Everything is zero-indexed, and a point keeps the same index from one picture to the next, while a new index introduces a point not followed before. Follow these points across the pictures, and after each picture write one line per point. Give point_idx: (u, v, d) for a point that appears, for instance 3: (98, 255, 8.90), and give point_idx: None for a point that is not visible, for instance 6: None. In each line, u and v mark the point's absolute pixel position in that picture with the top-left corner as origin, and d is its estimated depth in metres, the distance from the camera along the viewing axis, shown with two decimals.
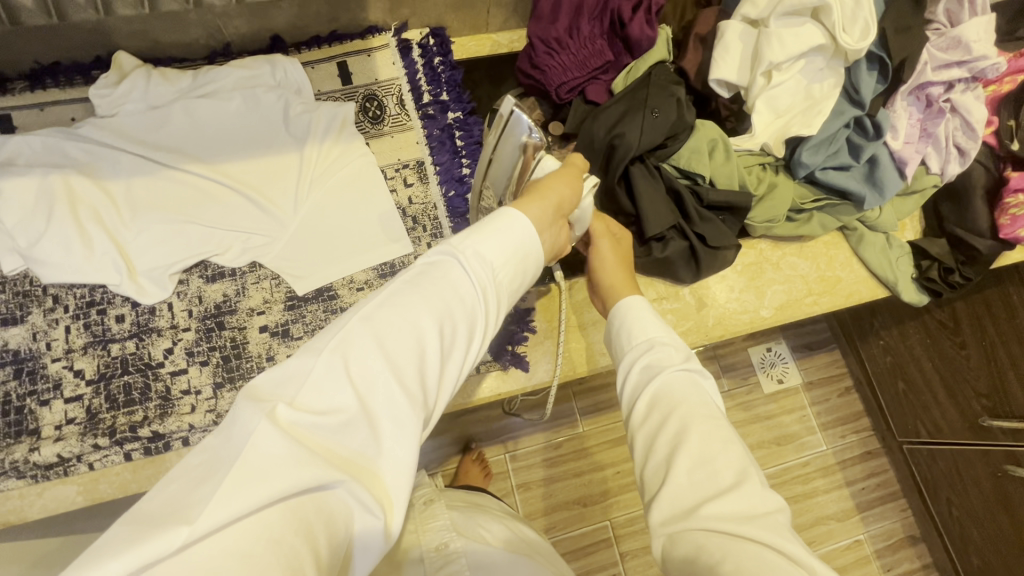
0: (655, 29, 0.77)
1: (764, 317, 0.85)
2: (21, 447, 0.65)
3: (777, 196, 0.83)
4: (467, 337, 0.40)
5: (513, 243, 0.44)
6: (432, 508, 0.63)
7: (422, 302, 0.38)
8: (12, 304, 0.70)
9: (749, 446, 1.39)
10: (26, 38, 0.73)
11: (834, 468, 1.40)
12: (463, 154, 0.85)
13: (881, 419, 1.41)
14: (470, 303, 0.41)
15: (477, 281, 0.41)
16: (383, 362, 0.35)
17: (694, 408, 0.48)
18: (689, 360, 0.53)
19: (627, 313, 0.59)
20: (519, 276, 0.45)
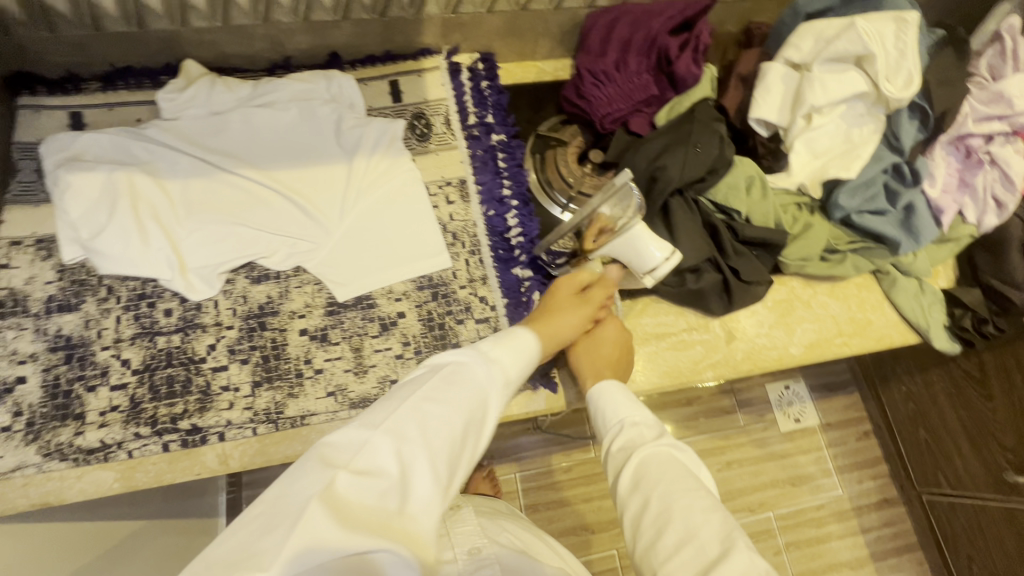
0: (701, 67, 0.79)
1: (793, 355, 0.85)
2: (66, 430, 0.67)
3: (813, 235, 0.84)
4: (485, 430, 0.49)
5: (518, 356, 0.56)
6: (460, 516, 0.63)
7: (457, 397, 0.48)
8: (68, 291, 0.73)
9: (762, 484, 1.37)
10: (104, 41, 0.78)
11: (849, 514, 1.37)
12: (505, 175, 0.87)
13: (900, 466, 1.39)
14: (492, 401, 0.51)
15: (497, 381, 0.52)
16: (428, 444, 0.44)
17: (680, 482, 0.53)
18: (660, 433, 0.59)
19: (604, 393, 0.65)
20: (519, 379, 0.56)
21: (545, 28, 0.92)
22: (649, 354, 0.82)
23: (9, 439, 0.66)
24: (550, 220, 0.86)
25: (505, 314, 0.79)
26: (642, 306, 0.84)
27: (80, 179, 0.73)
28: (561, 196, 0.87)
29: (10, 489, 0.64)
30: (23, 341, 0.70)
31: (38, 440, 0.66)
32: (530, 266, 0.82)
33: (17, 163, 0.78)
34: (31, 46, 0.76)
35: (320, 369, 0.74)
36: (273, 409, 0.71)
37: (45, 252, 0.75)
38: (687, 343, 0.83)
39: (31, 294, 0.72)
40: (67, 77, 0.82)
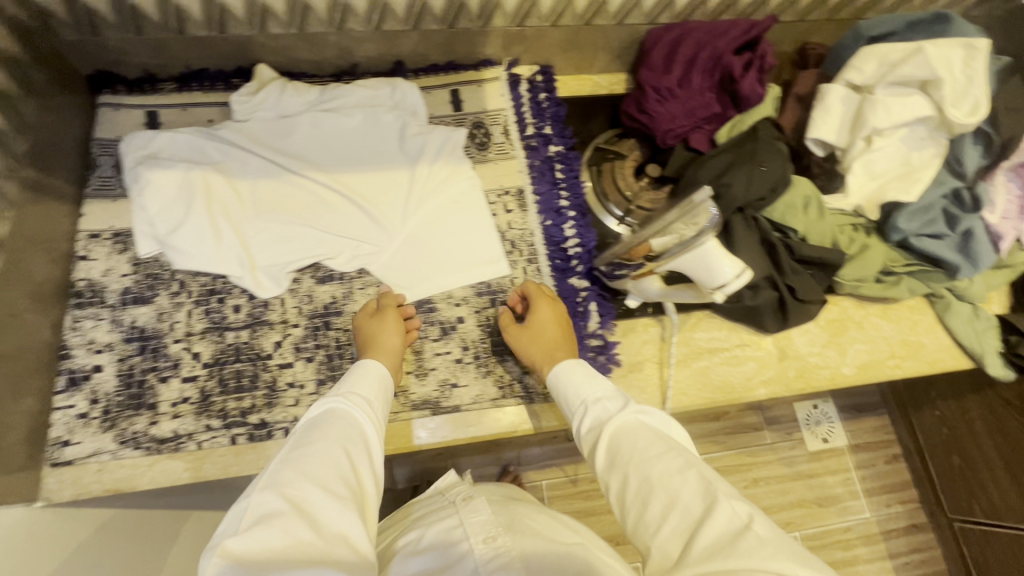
0: (765, 87, 0.80)
1: (845, 375, 0.85)
2: (141, 419, 0.69)
3: (870, 256, 0.84)
4: (365, 447, 0.55)
5: (373, 379, 0.64)
6: (474, 504, 0.64)
7: (324, 432, 0.53)
8: (142, 284, 0.76)
9: (789, 503, 1.36)
10: (185, 45, 0.81)
11: (876, 537, 1.36)
12: (562, 186, 0.88)
13: (930, 491, 1.37)
14: (361, 422, 0.58)
15: (360, 407, 0.59)
16: (315, 473, 0.48)
17: (655, 447, 0.54)
18: (626, 403, 0.60)
19: (567, 376, 0.67)
20: (383, 401, 0.64)
21: (605, 44, 0.93)
22: (702, 368, 0.82)
23: (87, 425, 0.68)
24: (607, 231, 0.88)
25: None
26: (695, 320, 0.84)
27: (157, 177, 0.76)
28: (615, 207, 0.88)
29: (86, 473, 0.67)
30: (100, 331, 0.73)
31: (114, 428, 0.68)
32: (587, 276, 0.83)
33: (96, 159, 0.81)
34: (117, 48, 0.79)
35: None
36: None
37: (121, 245, 0.77)
38: (740, 359, 0.83)
39: (108, 286, 0.75)
40: (145, 77, 0.85)
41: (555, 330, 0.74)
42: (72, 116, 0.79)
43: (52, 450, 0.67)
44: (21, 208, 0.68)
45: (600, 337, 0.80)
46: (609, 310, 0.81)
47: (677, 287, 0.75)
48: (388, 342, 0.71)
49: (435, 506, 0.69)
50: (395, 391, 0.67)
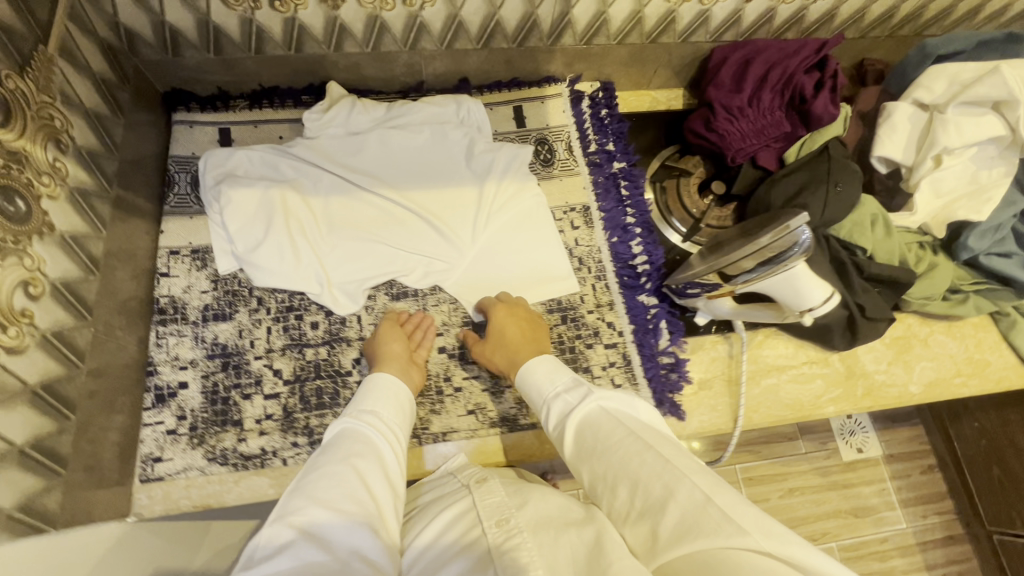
0: (838, 106, 0.79)
1: (913, 393, 0.85)
2: (228, 435, 0.70)
3: (939, 275, 0.84)
4: (376, 459, 0.58)
5: (390, 394, 0.67)
6: (488, 485, 0.58)
7: (333, 455, 0.57)
8: (222, 301, 0.77)
9: (825, 513, 1.36)
10: (260, 63, 0.82)
11: (913, 549, 1.36)
12: (628, 203, 0.88)
13: (967, 503, 1.37)
14: (374, 439, 0.60)
15: (372, 425, 0.62)
16: (324, 497, 0.51)
17: (616, 434, 0.56)
18: (587, 394, 0.62)
19: (532, 375, 0.68)
20: (400, 413, 0.66)
21: (668, 60, 0.93)
22: (771, 386, 0.83)
23: (176, 442, 0.69)
24: (672, 247, 0.88)
25: (633, 339, 0.81)
26: (762, 337, 0.85)
27: (236, 195, 0.77)
28: (677, 220, 0.89)
29: (175, 489, 0.68)
30: (184, 348, 0.74)
31: (203, 445, 0.70)
32: (656, 293, 0.84)
33: (172, 176, 0.82)
34: (194, 66, 0.80)
35: (459, 387, 0.76)
36: (418, 425, 0.74)
37: (200, 262, 0.78)
38: (807, 376, 0.84)
39: (189, 302, 0.76)
40: (218, 94, 0.86)
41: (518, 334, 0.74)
42: (151, 134, 0.80)
43: (143, 466, 0.69)
44: (111, 227, 0.69)
45: (671, 354, 0.81)
46: (679, 327, 0.82)
47: (751, 306, 0.76)
48: (396, 348, 0.72)
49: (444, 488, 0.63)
50: (413, 401, 0.69)
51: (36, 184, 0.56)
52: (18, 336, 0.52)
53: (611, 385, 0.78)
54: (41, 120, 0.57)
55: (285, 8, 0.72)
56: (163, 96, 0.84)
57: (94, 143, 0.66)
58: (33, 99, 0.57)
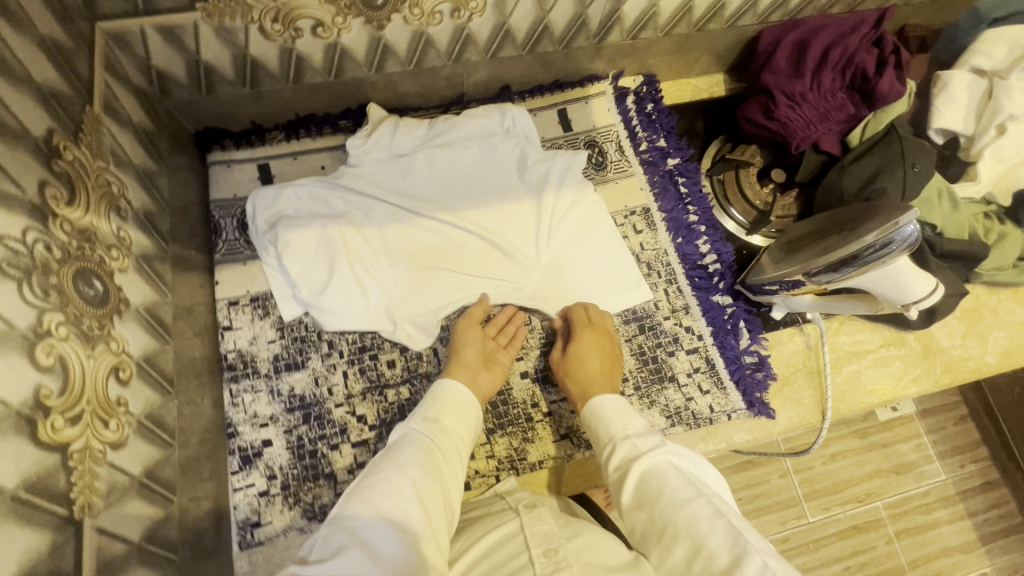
0: (904, 83, 0.77)
1: (989, 364, 0.85)
2: (324, 490, 0.68)
3: (1011, 244, 0.83)
4: (432, 467, 0.55)
5: (455, 403, 0.63)
6: (537, 512, 0.57)
7: (390, 459, 0.55)
8: (292, 349, 0.73)
9: (867, 475, 1.35)
10: (297, 92, 0.77)
11: (954, 498, 1.36)
12: (689, 200, 0.86)
13: (1002, 449, 1.38)
14: (434, 445, 0.58)
15: (436, 434, 0.59)
16: (382, 507, 0.50)
17: (683, 494, 0.51)
18: (657, 444, 0.57)
19: (600, 409, 0.64)
20: (466, 422, 0.63)
21: (712, 47, 0.90)
22: (853, 373, 0.82)
23: (270, 503, 0.67)
24: (735, 239, 0.87)
25: (713, 342, 0.79)
26: (837, 325, 0.84)
27: (292, 241, 0.73)
28: (736, 210, 0.87)
29: (276, 552, 0.66)
30: (260, 404, 0.70)
31: (300, 503, 0.67)
32: (729, 292, 0.83)
33: (217, 222, 0.77)
34: (229, 102, 0.75)
35: (548, 412, 0.74)
36: (514, 455, 0.72)
37: (262, 310, 0.74)
38: (886, 359, 0.83)
39: (258, 355, 0.72)
40: (253, 128, 0.81)
41: (599, 360, 0.70)
42: (191, 179, 0.75)
43: (240, 533, 0.66)
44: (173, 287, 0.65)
45: (753, 353, 0.80)
46: (757, 325, 0.81)
47: (833, 299, 0.74)
48: (467, 354, 0.70)
49: (492, 509, 0.62)
50: (479, 407, 0.66)
51: (107, 259, 0.52)
52: (118, 429, 0.48)
53: (699, 392, 0.77)
54: (101, 188, 0.53)
55: (328, 34, 0.68)
56: (196, 136, 0.79)
57: (147, 202, 0.62)
58: (91, 167, 0.52)
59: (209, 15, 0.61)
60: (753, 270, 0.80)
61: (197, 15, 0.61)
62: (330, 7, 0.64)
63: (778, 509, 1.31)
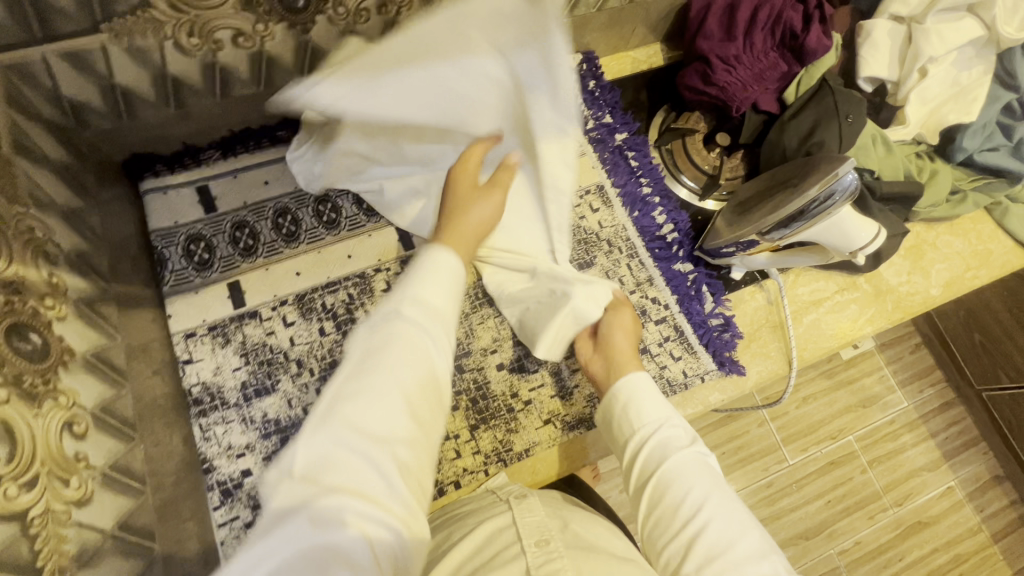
0: (830, 37, 0.79)
1: (934, 296, 0.90)
2: None
3: (941, 179, 0.88)
4: (429, 366, 0.47)
5: (446, 288, 0.53)
6: (527, 503, 0.60)
7: (383, 350, 0.46)
8: (259, 374, 0.71)
9: (838, 412, 1.42)
10: (227, 107, 0.73)
11: (917, 422, 1.44)
12: (640, 173, 0.87)
13: (955, 369, 1.47)
14: (423, 339, 0.48)
15: (419, 320, 0.49)
16: (349, 414, 0.41)
17: (721, 493, 0.55)
18: (695, 440, 0.60)
19: (635, 389, 0.63)
20: (451, 301, 0.53)
21: (646, 18, 0.90)
22: (813, 321, 0.85)
23: None
24: (689, 206, 0.88)
25: (680, 310, 0.82)
26: (795, 277, 0.87)
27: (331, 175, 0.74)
28: (686, 177, 0.88)
29: None
30: (234, 435, 0.68)
31: None
32: (689, 259, 0.84)
33: (162, 252, 0.74)
34: (155, 125, 0.71)
35: (528, 400, 0.75)
36: (500, 448, 0.72)
37: (222, 338, 0.72)
38: (842, 305, 0.87)
39: (224, 385, 0.70)
40: (186, 150, 0.77)
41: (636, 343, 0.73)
42: (126, 212, 0.71)
43: None
44: (122, 327, 0.62)
45: (719, 315, 0.82)
46: (720, 288, 0.83)
47: (788, 254, 0.76)
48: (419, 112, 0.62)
49: (484, 501, 0.63)
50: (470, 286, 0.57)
51: (42, 310, 0.48)
52: (81, 486, 0.46)
53: (672, 360, 0.79)
54: (24, 235, 0.49)
55: (251, 43, 0.64)
56: (124, 166, 0.74)
57: (80, 243, 0.58)
58: (8, 215, 0.48)
59: (117, 35, 0.57)
60: (708, 235, 0.82)
61: (104, 37, 0.56)
62: (248, 15, 0.61)
63: (760, 457, 1.37)
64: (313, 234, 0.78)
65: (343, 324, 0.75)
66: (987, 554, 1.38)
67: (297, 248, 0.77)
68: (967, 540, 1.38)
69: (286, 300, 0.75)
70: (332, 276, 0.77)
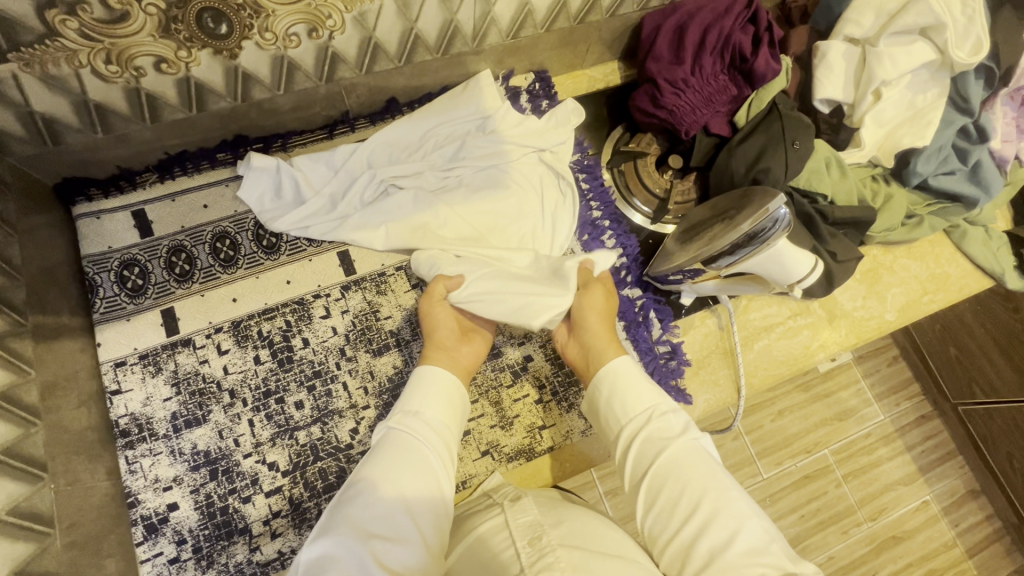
0: (779, 60, 0.77)
1: (889, 321, 0.89)
2: (239, 548, 0.66)
3: (896, 204, 0.87)
4: (430, 470, 0.55)
5: (450, 400, 0.63)
6: (521, 503, 0.59)
7: (389, 461, 0.55)
8: (190, 404, 0.70)
9: (812, 425, 1.41)
10: (161, 132, 0.72)
11: (893, 436, 1.43)
12: (591, 197, 0.86)
13: (932, 383, 1.46)
14: (430, 440, 0.58)
15: (419, 432, 0.58)
16: (356, 516, 0.49)
17: (719, 482, 0.53)
18: (689, 426, 0.59)
19: (616, 380, 0.63)
20: (452, 416, 0.62)
21: (599, 37, 0.88)
22: (764, 347, 0.84)
23: (182, 570, 0.65)
24: (642, 230, 0.86)
25: (627, 336, 0.81)
26: (746, 303, 0.86)
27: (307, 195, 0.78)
28: (638, 201, 0.87)
29: None
30: (162, 467, 0.67)
31: (214, 565, 0.65)
32: (638, 284, 0.84)
33: (93, 279, 0.72)
34: (85, 150, 0.70)
35: (467, 431, 0.73)
36: None
37: (153, 367, 0.70)
38: (795, 330, 0.86)
39: (154, 416, 0.69)
40: (121, 174, 0.76)
41: (606, 317, 0.71)
42: (56, 238, 0.70)
43: None
44: (39, 362, 0.61)
45: (666, 342, 0.81)
46: (668, 314, 0.82)
47: (735, 279, 0.74)
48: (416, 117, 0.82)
49: (479, 507, 0.64)
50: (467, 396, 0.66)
51: None
52: None
53: None
54: None
55: (174, 69, 0.63)
56: (56, 189, 0.73)
57: None
58: None
59: (27, 64, 0.55)
60: (656, 260, 0.81)
61: (13, 66, 0.55)
62: (168, 42, 0.59)
63: (734, 471, 1.36)
64: (251, 259, 0.77)
65: (278, 352, 0.73)
66: (961, 569, 1.36)
67: (235, 273, 0.76)
68: (941, 555, 1.37)
69: (221, 327, 0.73)
70: (269, 302, 0.75)
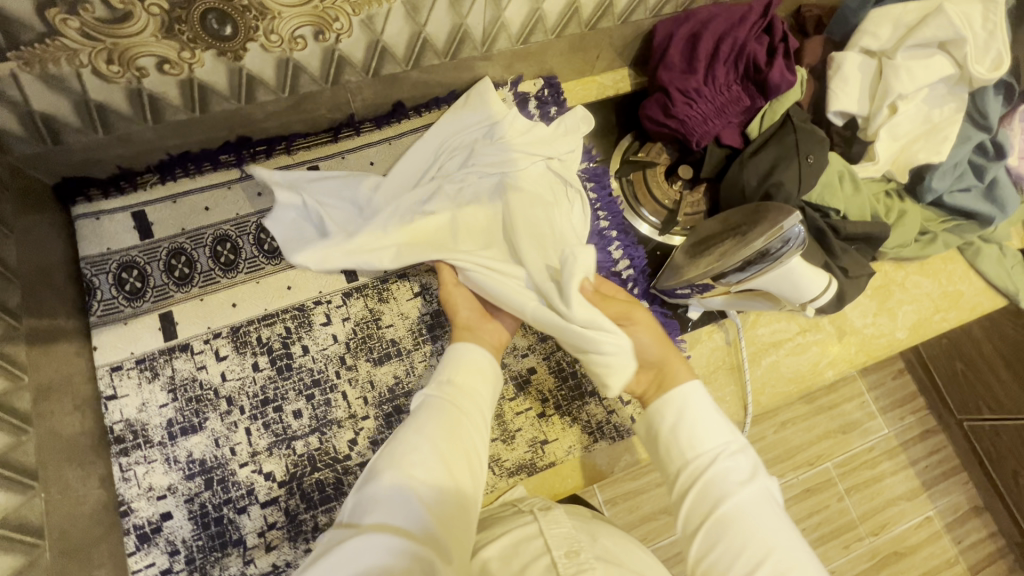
0: (794, 72, 0.76)
1: (900, 339, 0.87)
2: (233, 560, 0.65)
3: (909, 220, 0.85)
4: (462, 424, 0.56)
5: (479, 366, 0.63)
6: (554, 514, 0.58)
7: (422, 416, 0.56)
8: (186, 411, 0.68)
9: (816, 438, 1.39)
10: (162, 132, 0.71)
11: (898, 450, 1.41)
12: (598, 207, 0.84)
13: (936, 398, 1.44)
14: (460, 400, 0.59)
15: (449, 394, 0.59)
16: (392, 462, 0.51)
17: (785, 540, 0.52)
18: (756, 472, 0.56)
19: (685, 408, 0.60)
20: (481, 383, 0.62)
21: (609, 44, 0.87)
22: (772, 363, 0.83)
23: None
24: (649, 241, 0.85)
25: None
26: (754, 317, 0.84)
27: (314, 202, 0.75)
28: (647, 211, 0.85)
29: None
30: (156, 475, 0.66)
31: None
32: (645, 296, 0.82)
33: (91, 281, 0.71)
34: (84, 149, 0.69)
35: None
36: None
37: (150, 372, 0.69)
38: (803, 346, 0.84)
39: (149, 422, 0.68)
40: (121, 174, 0.75)
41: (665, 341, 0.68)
42: (53, 238, 0.68)
43: None
44: (34, 366, 0.60)
45: None
46: (675, 327, 0.80)
47: (742, 297, 0.73)
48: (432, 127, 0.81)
49: (507, 513, 0.62)
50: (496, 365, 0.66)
51: None
52: None
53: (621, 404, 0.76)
54: None
55: (178, 70, 0.62)
56: (55, 188, 0.72)
57: None
58: None
59: (27, 63, 0.54)
60: (664, 274, 0.79)
61: (13, 65, 0.54)
62: (171, 42, 0.58)
63: None
64: (252, 263, 0.75)
65: (277, 359, 0.72)
66: None
67: (235, 278, 0.74)
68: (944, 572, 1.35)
69: (220, 333, 0.72)
70: (269, 308, 0.74)
